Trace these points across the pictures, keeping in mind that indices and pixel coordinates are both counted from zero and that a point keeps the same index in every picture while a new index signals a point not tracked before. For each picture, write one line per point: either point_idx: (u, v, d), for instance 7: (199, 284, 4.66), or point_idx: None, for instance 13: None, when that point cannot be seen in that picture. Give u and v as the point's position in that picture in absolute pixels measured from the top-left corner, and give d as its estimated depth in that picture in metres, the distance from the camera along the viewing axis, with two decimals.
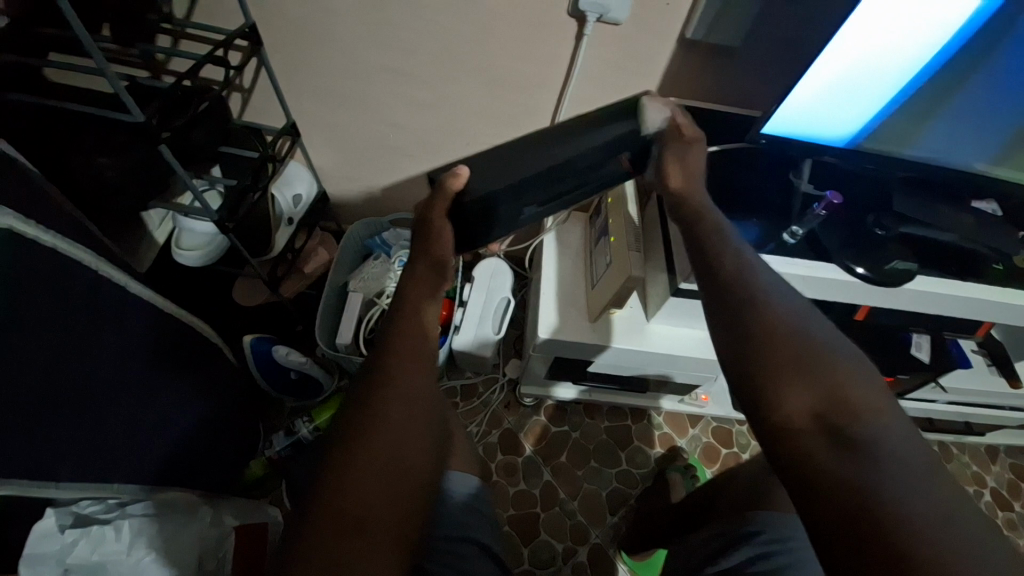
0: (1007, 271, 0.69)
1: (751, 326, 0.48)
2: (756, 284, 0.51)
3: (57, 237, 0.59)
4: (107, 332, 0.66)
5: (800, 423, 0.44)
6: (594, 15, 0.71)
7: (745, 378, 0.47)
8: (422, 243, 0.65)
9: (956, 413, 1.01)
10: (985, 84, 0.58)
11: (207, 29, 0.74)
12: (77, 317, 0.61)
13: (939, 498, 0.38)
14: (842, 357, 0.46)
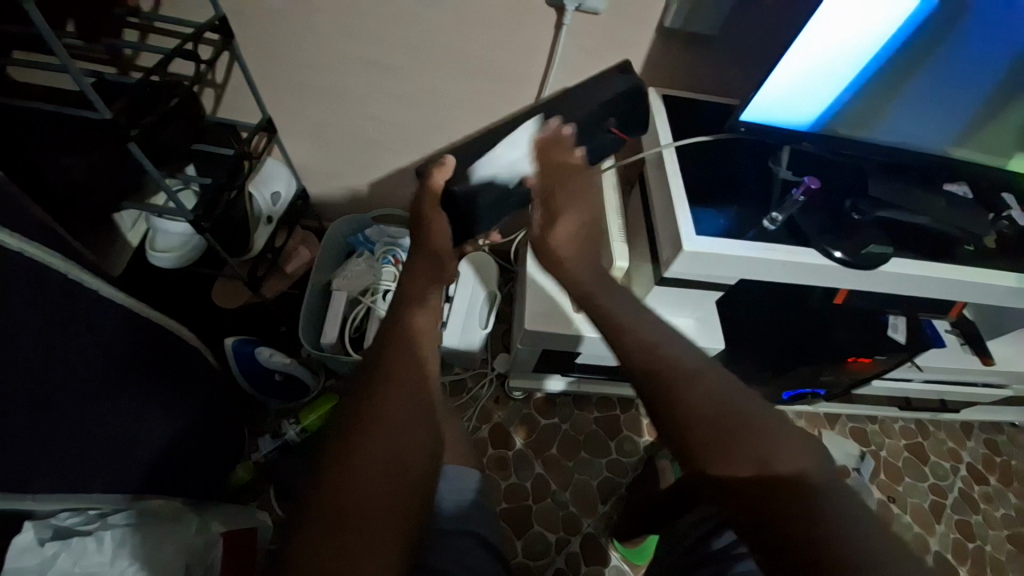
0: (977, 253, 0.72)
1: (680, 406, 0.53)
2: (673, 360, 0.56)
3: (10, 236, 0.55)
4: (81, 336, 0.64)
5: (746, 488, 0.49)
6: (573, 5, 0.71)
7: (684, 451, 0.53)
8: None
9: (932, 391, 1.04)
10: (948, 65, 0.60)
11: (177, 22, 0.71)
12: (47, 321, 0.59)
13: (869, 535, 0.45)
14: (759, 417, 0.52)
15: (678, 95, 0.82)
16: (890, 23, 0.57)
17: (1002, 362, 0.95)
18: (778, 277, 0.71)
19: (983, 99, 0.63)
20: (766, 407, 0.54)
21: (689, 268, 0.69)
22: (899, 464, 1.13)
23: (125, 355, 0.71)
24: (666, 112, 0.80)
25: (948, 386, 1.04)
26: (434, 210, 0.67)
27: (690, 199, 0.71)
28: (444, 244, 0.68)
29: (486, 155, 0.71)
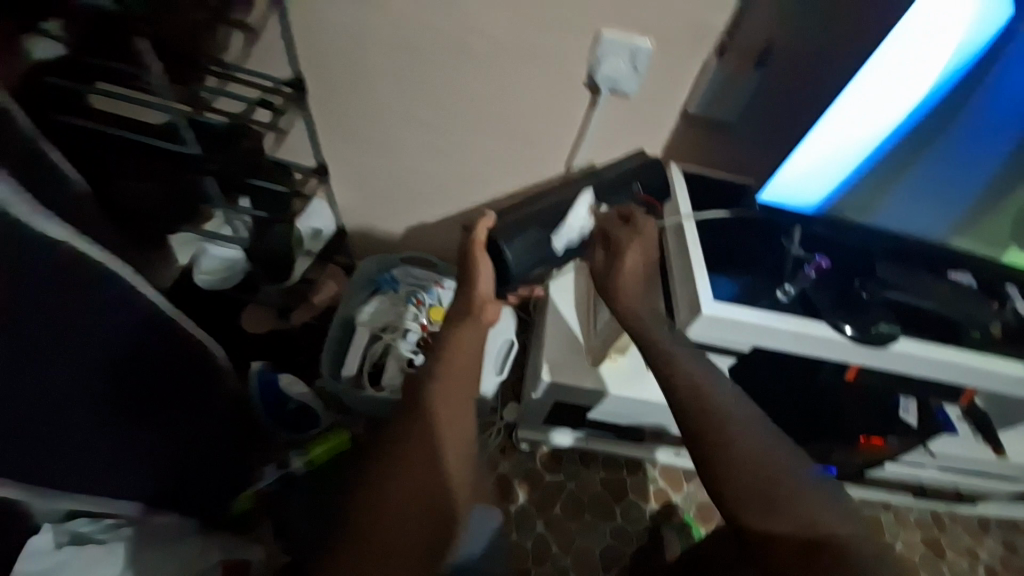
0: (987, 340, 0.73)
1: (732, 464, 0.60)
2: (724, 420, 0.62)
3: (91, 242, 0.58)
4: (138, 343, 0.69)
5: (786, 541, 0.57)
6: (607, 87, 0.80)
7: (732, 504, 0.59)
8: None
9: (947, 480, 1.02)
10: (944, 166, 0.67)
11: (259, 75, 0.81)
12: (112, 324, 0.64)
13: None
14: (798, 478, 0.60)
15: (698, 172, 0.89)
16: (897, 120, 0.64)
17: (1017, 455, 0.94)
18: (790, 348, 0.73)
19: (994, 196, 0.68)
20: (805, 466, 0.62)
21: (704, 331, 0.72)
22: (916, 559, 1.08)
23: (176, 366, 0.76)
24: (687, 186, 0.87)
25: (963, 476, 1.02)
26: (479, 257, 0.74)
27: (708, 267, 0.75)
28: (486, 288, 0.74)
29: (521, 211, 0.77)
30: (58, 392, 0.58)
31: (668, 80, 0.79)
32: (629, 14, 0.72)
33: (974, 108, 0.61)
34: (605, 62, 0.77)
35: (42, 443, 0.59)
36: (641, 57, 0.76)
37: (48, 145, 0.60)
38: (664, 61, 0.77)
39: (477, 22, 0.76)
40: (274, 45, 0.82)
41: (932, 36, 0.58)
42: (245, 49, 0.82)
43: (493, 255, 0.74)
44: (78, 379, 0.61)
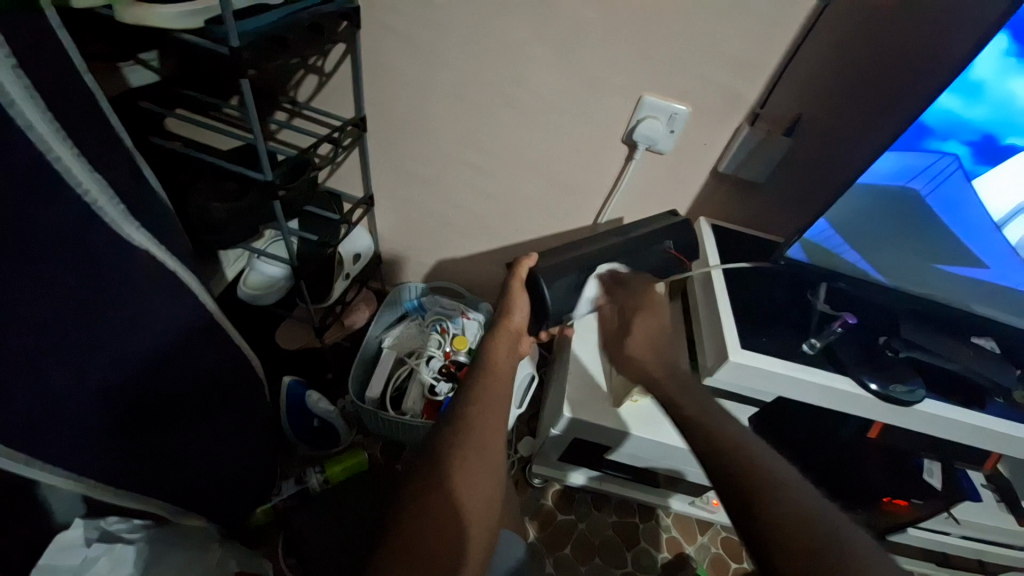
0: (1009, 406, 0.75)
1: (794, 528, 0.53)
2: (774, 474, 0.59)
3: (165, 252, 0.65)
4: (197, 350, 0.73)
5: None
6: (645, 145, 0.85)
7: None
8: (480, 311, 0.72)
9: (969, 549, 0.99)
10: (972, 237, 0.69)
11: (326, 115, 0.90)
12: (177, 330, 0.69)
13: None
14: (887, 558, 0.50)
15: (725, 226, 0.93)
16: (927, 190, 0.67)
17: None
18: (812, 399, 0.75)
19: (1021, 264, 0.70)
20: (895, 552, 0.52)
21: (726, 377, 0.74)
22: None
23: (222, 373, 0.80)
24: (714, 239, 0.91)
25: (988, 547, 0.99)
26: (517, 292, 0.78)
27: (734, 315, 0.78)
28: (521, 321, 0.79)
29: (557, 252, 0.81)
30: (125, 390, 0.63)
31: (701, 140, 0.85)
32: (669, 81, 0.79)
33: (1005, 184, 0.64)
34: (643, 122, 0.83)
35: (104, 440, 0.62)
36: (677, 120, 0.82)
37: (143, 163, 0.65)
38: (699, 124, 0.83)
39: (528, 80, 0.83)
40: (341, 89, 0.90)
41: (965, 117, 0.61)
42: (315, 90, 0.91)
43: (528, 292, 0.78)
44: (142, 379, 0.65)
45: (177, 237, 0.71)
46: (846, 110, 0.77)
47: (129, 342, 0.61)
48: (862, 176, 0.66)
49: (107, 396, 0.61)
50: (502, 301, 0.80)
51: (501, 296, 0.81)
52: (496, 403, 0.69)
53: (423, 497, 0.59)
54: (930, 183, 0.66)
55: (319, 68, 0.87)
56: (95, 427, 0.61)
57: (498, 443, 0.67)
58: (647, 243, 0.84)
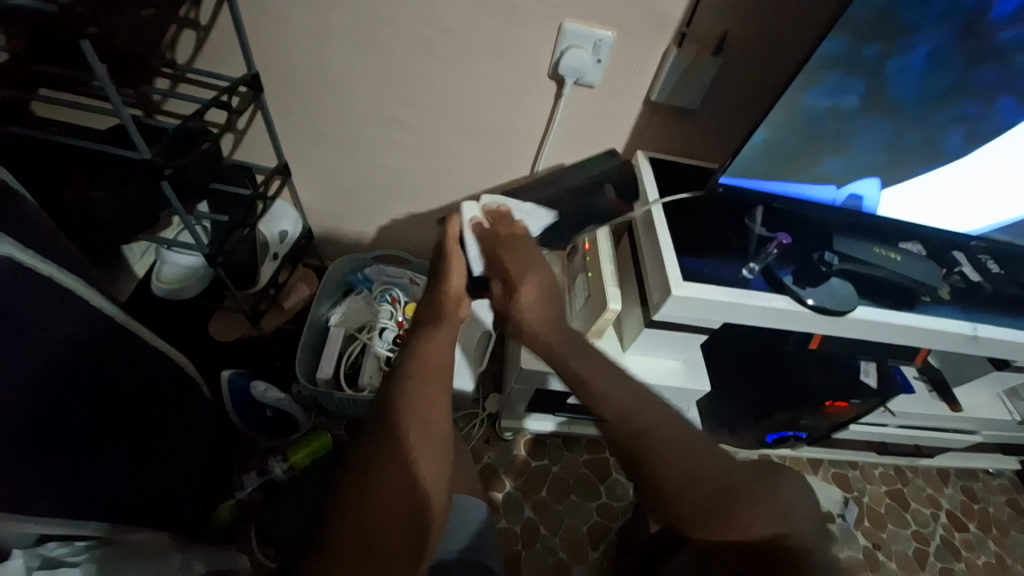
0: (933, 302, 0.79)
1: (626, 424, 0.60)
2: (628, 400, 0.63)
3: (29, 253, 0.55)
4: (109, 361, 0.66)
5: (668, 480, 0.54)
6: (572, 78, 0.80)
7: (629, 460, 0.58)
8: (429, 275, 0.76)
9: (907, 437, 1.09)
10: (901, 131, 0.69)
11: (212, 75, 0.78)
12: (79, 343, 0.62)
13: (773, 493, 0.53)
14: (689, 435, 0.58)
15: (662, 158, 0.91)
16: (856, 95, 0.65)
17: (969, 408, 1.03)
18: (756, 321, 0.76)
19: (941, 160, 0.72)
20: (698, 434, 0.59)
21: (674, 311, 0.74)
22: (882, 511, 1.15)
23: (145, 381, 0.73)
24: (654, 174, 0.88)
25: (923, 433, 1.09)
26: (455, 251, 0.77)
27: (676, 248, 0.77)
28: (461, 283, 0.76)
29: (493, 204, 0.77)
30: (32, 417, 0.56)
31: (630, 68, 0.80)
32: (589, 4, 0.73)
33: (933, 77, 0.63)
34: (568, 54, 0.77)
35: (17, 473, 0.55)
36: (603, 48, 0.77)
37: None
38: (625, 51, 0.78)
39: (437, 16, 0.75)
40: (225, 44, 0.78)
41: (892, 12, 0.58)
42: (195, 48, 0.79)
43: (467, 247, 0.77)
44: (51, 402, 0.58)
45: (52, 234, 0.60)
46: (774, 21, 0.74)
47: (21, 364, 0.54)
48: (794, 84, 0.64)
49: (11, 428, 0.54)
50: (441, 262, 0.77)
51: (440, 256, 0.78)
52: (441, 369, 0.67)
53: (378, 476, 0.56)
54: (859, 87, 0.64)
55: (194, 20, 0.75)
56: (17, 462, 0.55)
57: (443, 408, 0.65)
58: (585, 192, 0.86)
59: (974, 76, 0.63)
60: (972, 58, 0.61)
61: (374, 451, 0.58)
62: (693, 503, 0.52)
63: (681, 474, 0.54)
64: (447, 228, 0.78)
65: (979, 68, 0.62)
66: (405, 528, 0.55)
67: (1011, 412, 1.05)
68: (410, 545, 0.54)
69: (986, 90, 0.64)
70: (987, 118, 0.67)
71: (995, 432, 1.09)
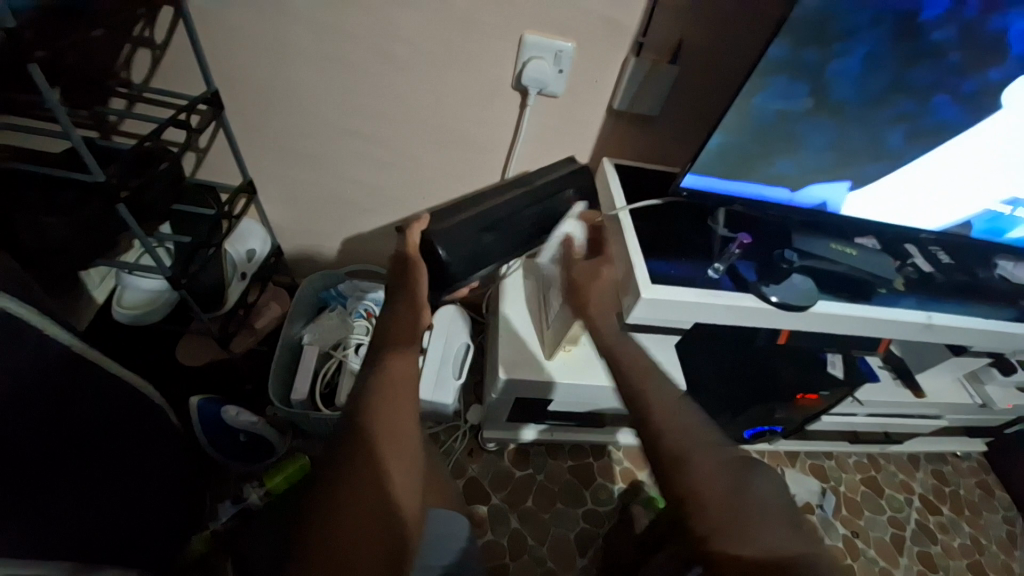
0: (890, 294, 0.83)
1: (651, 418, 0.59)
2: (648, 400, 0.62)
3: None
4: (67, 392, 0.63)
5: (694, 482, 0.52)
6: (536, 89, 0.81)
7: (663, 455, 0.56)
8: (401, 287, 0.78)
9: (878, 426, 1.13)
10: (847, 130, 0.72)
11: (170, 95, 0.77)
12: (36, 376, 0.59)
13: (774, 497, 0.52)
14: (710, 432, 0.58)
15: (628, 164, 0.92)
16: (802, 98, 0.68)
17: (933, 394, 1.07)
18: (724, 320, 0.78)
19: (885, 156, 0.75)
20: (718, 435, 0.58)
21: (646, 314, 0.75)
22: (859, 499, 1.18)
23: (107, 413, 0.70)
24: (619, 179, 0.90)
25: (892, 420, 1.12)
26: (417, 263, 0.79)
27: (645, 252, 0.79)
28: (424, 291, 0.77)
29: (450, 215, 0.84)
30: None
31: (591, 78, 0.82)
32: (547, 17, 0.75)
33: (873, 79, 0.66)
34: (530, 64, 0.78)
35: None
36: (564, 58, 0.79)
37: None
38: (586, 61, 0.80)
39: (399, 31, 0.75)
40: (184, 62, 0.77)
41: (829, 20, 0.61)
42: (151, 67, 0.78)
43: (431, 264, 0.79)
44: (6, 436, 0.55)
45: None
46: (723, 30, 0.77)
47: None
48: (744, 90, 0.66)
49: None
50: (407, 274, 0.79)
51: (401, 267, 0.80)
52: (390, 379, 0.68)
53: (354, 491, 0.55)
54: (805, 90, 0.67)
55: (149, 39, 0.74)
56: None
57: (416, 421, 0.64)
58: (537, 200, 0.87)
59: (909, 76, 0.66)
60: (907, 59, 0.65)
61: (350, 463, 0.57)
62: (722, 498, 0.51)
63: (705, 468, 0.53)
64: (407, 238, 0.81)
65: (914, 67, 0.65)
66: (381, 541, 0.54)
67: (972, 397, 1.09)
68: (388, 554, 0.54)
69: (921, 88, 0.68)
70: (925, 115, 0.71)
71: (959, 416, 1.13)
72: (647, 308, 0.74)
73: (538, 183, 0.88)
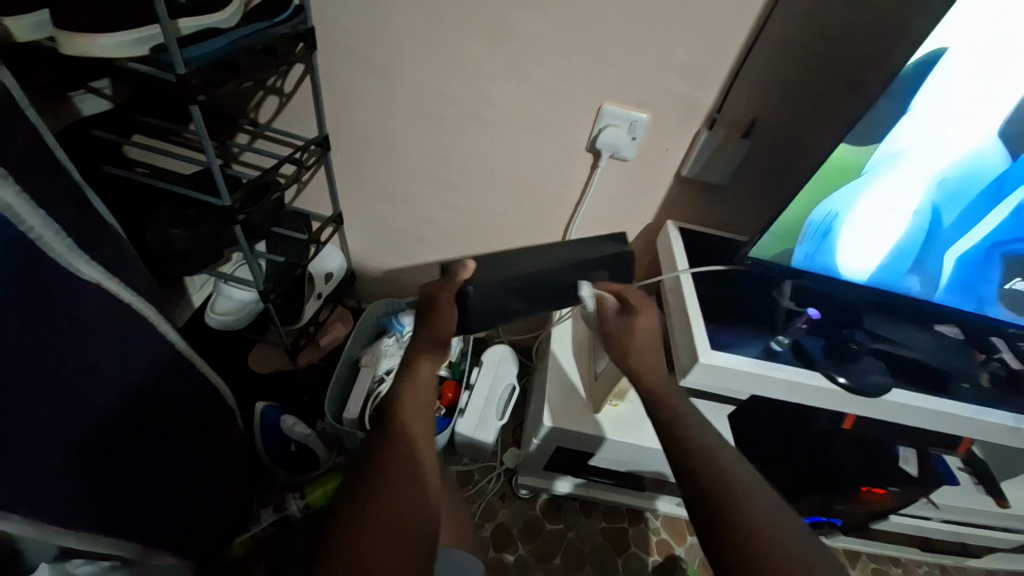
0: (974, 391, 0.76)
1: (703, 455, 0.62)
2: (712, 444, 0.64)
3: (120, 286, 0.63)
4: (164, 384, 0.71)
5: (733, 516, 0.56)
6: (608, 152, 0.86)
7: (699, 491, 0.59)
8: (426, 320, 0.77)
9: (954, 535, 1.02)
10: (929, 221, 0.70)
11: (287, 135, 0.89)
12: (143, 368, 0.67)
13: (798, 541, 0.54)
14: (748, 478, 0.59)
15: (691, 228, 0.94)
16: (878, 185, 0.68)
17: (1020, 506, 0.96)
18: (784, 395, 0.75)
19: (971, 250, 0.72)
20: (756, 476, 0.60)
21: (701, 379, 0.74)
22: None
23: (191, 409, 0.77)
24: (682, 241, 0.91)
25: (969, 530, 1.01)
26: (444, 303, 0.76)
27: (704, 316, 0.79)
28: (448, 329, 0.75)
29: (504, 263, 0.83)
30: (98, 431, 0.61)
31: (663, 146, 0.86)
32: (627, 91, 0.80)
33: (956, 172, 0.65)
34: (605, 131, 0.84)
35: (79, 484, 0.59)
36: (638, 127, 0.83)
37: (93, 194, 0.62)
38: (660, 131, 0.84)
39: (489, 94, 0.83)
40: (302, 109, 0.89)
41: (911, 113, 0.61)
42: (276, 111, 0.90)
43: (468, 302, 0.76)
44: (111, 417, 0.63)
45: (131, 262, 0.68)
46: (799, 112, 0.79)
47: (97, 379, 0.60)
48: (818, 172, 0.67)
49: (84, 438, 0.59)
50: (428, 309, 0.77)
51: (428, 305, 0.77)
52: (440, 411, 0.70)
53: (402, 508, 0.59)
54: (883, 178, 0.67)
55: (279, 88, 0.87)
56: (74, 468, 0.59)
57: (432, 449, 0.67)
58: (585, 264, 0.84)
59: (998, 173, 0.65)
60: (995, 156, 0.63)
61: (379, 474, 0.61)
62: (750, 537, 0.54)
63: (742, 502, 0.56)
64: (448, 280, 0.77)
65: (1003, 165, 0.64)
66: (408, 549, 0.57)
67: None
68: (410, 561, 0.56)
69: (1011, 186, 0.66)
70: (1016, 213, 0.68)
71: None
72: (700, 374, 0.74)
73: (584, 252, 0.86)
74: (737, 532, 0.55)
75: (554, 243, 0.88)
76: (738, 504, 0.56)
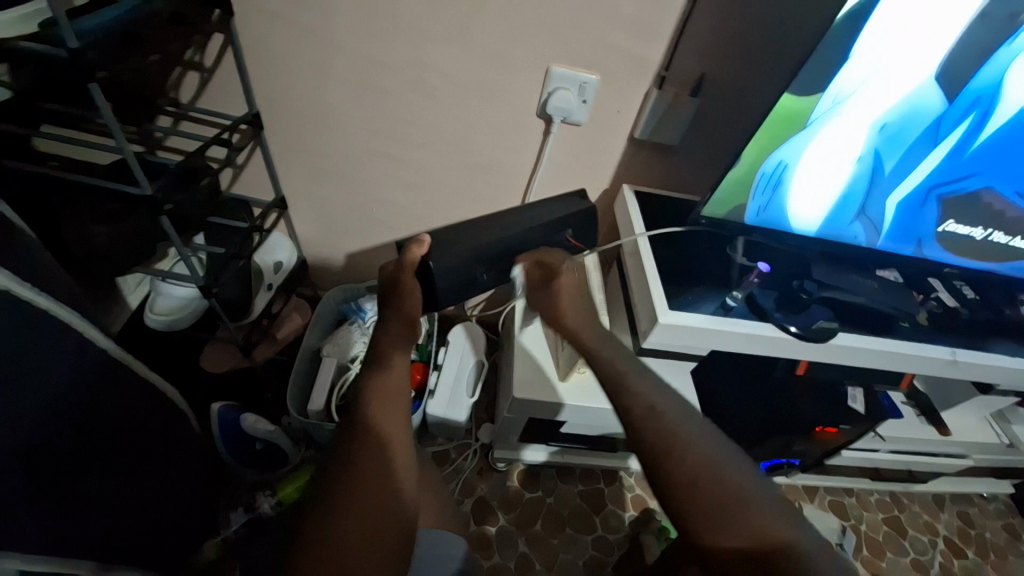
0: (913, 328, 0.82)
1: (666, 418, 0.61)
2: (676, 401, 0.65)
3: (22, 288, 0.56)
4: (101, 393, 0.66)
5: (698, 470, 0.56)
6: (559, 117, 0.84)
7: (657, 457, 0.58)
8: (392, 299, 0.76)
9: (902, 463, 1.10)
10: (870, 168, 0.72)
11: (213, 115, 0.82)
12: (75, 378, 0.62)
13: (749, 476, 0.56)
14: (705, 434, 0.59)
15: (647, 191, 0.94)
16: (823, 135, 0.69)
17: (958, 432, 1.04)
18: (741, 347, 0.77)
19: (909, 194, 0.75)
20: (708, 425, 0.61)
21: (662, 339, 0.76)
22: (879, 538, 1.15)
23: (135, 417, 0.72)
24: (638, 204, 0.91)
25: (914, 457, 1.10)
26: (408, 279, 0.75)
27: (662, 278, 0.80)
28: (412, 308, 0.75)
29: (462, 237, 0.80)
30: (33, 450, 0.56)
31: (614, 108, 0.85)
32: (574, 50, 0.77)
33: (896, 118, 0.67)
34: (555, 94, 0.81)
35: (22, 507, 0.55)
36: (588, 89, 0.82)
37: None
38: (609, 92, 0.82)
39: (431, 61, 0.79)
40: (228, 85, 0.82)
41: (852, 60, 0.62)
42: (198, 89, 0.83)
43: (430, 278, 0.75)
44: (45, 432, 0.58)
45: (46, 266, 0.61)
46: (746, 66, 0.79)
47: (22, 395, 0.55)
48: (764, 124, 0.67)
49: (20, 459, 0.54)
50: (394, 290, 0.76)
51: (393, 286, 0.76)
52: (407, 394, 0.69)
53: (375, 494, 0.58)
54: (828, 126, 0.68)
55: (199, 63, 0.79)
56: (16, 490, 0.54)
57: (404, 434, 0.65)
58: (543, 233, 0.83)
59: (934, 118, 0.67)
60: (930, 101, 0.65)
61: (348, 465, 0.59)
62: (712, 491, 0.54)
63: (700, 459, 0.57)
64: (404, 257, 0.76)
65: (938, 110, 0.66)
66: (383, 535, 0.56)
67: (999, 436, 1.06)
68: (385, 548, 0.56)
69: (945, 131, 0.68)
70: (950, 156, 0.71)
71: (986, 456, 1.10)
72: (663, 334, 0.75)
73: (543, 220, 0.84)
74: (699, 489, 0.55)
75: (511, 213, 0.86)
76: (696, 457, 0.57)
